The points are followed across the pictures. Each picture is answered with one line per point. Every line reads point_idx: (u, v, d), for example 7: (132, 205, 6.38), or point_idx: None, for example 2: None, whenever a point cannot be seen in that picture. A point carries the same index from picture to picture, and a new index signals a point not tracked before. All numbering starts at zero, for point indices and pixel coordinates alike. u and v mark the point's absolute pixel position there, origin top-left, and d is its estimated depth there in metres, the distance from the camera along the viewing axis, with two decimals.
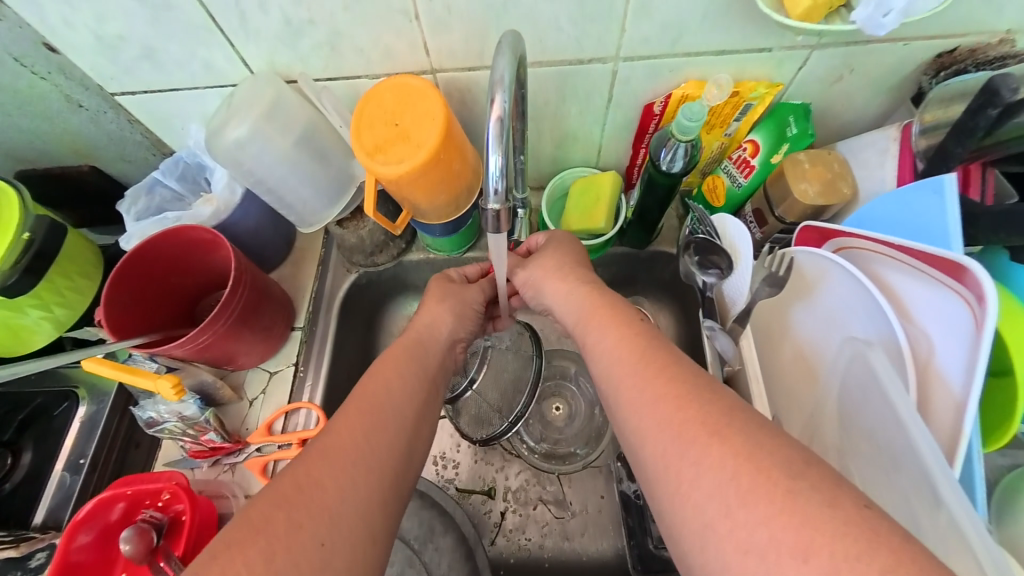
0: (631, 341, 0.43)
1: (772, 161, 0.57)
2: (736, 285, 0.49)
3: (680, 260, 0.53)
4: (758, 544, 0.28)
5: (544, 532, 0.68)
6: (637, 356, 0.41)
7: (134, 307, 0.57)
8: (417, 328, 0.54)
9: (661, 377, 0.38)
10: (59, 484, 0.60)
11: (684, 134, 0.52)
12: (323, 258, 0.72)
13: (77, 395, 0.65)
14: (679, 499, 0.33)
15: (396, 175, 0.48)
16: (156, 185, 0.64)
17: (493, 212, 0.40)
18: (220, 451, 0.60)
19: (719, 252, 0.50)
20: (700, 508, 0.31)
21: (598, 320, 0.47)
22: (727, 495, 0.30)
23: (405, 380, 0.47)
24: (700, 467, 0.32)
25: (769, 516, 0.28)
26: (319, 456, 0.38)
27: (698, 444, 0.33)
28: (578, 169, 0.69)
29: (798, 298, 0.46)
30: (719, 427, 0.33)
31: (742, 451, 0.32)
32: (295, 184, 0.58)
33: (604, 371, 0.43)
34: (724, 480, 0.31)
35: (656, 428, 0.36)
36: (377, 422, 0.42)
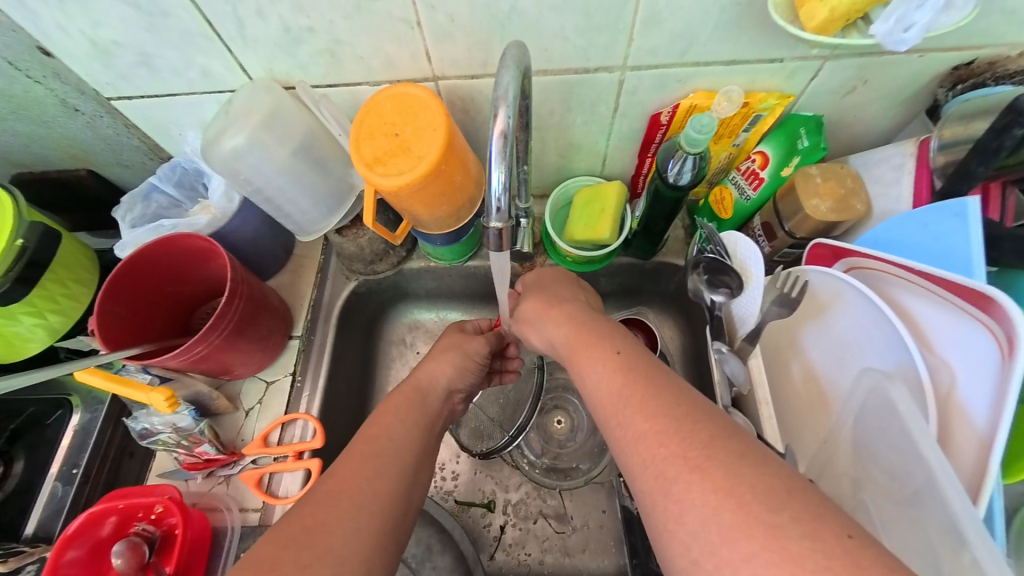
0: (615, 371, 0.42)
1: (783, 174, 0.55)
2: (746, 305, 0.47)
3: (687, 278, 0.50)
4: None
5: (544, 547, 0.66)
6: (623, 384, 0.40)
7: (129, 319, 0.55)
8: (419, 375, 0.55)
9: (646, 405, 0.37)
10: (50, 495, 0.59)
11: (693, 146, 0.51)
12: (323, 266, 0.71)
13: (71, 403, 0.64)
14: (669, 537, 0.32)
15: (396, 187, 0.47)
16: (152, 191, 0.63)
17: (496, 231, 0.39)
18: (214, 463, 0.59)
19: (730, 273, 0.47)
20: (686, 546, 0.31)
21: (582, 351, 0.47)
22: (712, 533, 0.30)
23: (407, 425, 0.49)
24: (689, 505, 0.31)
25: (753, 552, 0.28)
26: (324, 499, 0.39)
27: (680, 482, 0.32)
28: (582, 179, 0.68)
29: (812, 320, 0.46)
30: (696, 459, 0.32)
31: (721, 485, 0.31)
32: (293, 195, 0.57)
33: (597, 397, 0.42)
34: (706, 516, 0.30)
35: (642, 464, 0.35)
36: (379, 466, 0.44)
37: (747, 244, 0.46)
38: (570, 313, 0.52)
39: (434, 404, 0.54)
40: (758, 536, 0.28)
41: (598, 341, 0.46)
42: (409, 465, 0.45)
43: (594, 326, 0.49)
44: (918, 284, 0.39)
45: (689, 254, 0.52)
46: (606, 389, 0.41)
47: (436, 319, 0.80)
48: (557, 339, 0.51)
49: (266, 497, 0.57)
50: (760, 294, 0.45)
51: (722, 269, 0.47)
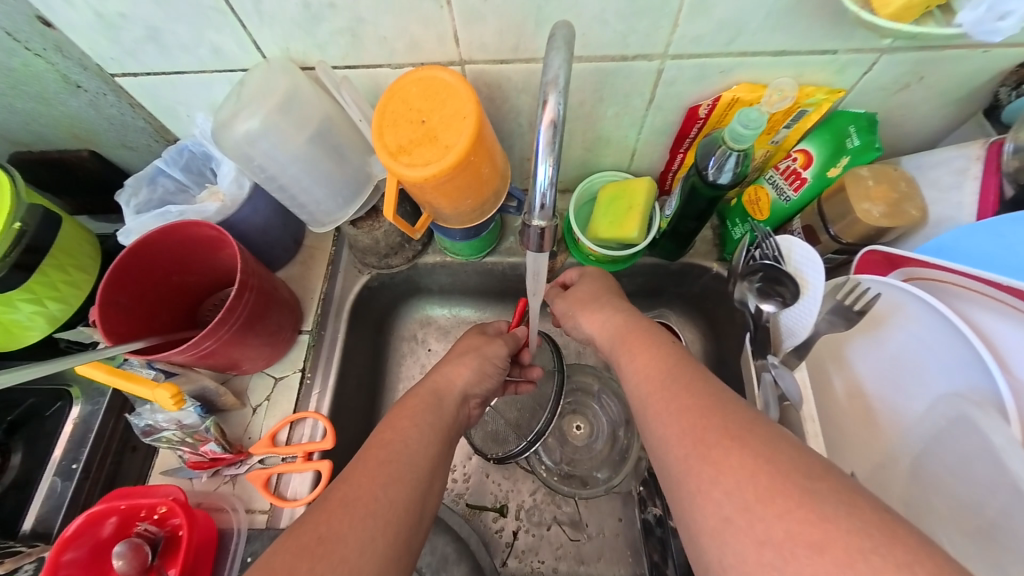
0: (659, 367, 0.42)
1: (828, 175, 0.52)
2: (799, 315, 0.44)
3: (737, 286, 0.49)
4: (771, 537, 0.28)
5: (558, 555, 0.64)
6: (664, 376, 0.41)
7: (133, 310, 0.53)
8: (437, 378, 0.53)
9: (686, 393, 0.38)
10: (49, 490, 0.57)
11: (738, 143, 0.48)
12: (334, 258, 0.68)
13: (71, 395, 0.61)
14: (700, 500, 0.32)
15: (421, 179, 0.44)
16: (158, 175, 0.60)
17: (537, 230, 0.37)
18: (220, 462, 0.56)
19: (786, 282, 0.45)
20: (718, 505, 0.31)
21: (631, 346, 0.47)
22: (745, 499, 0.30)
23: (423, 430, 0.46)
24: (724, 480, 0.32)
25: (785, 515, 0.28)
26: (339, 505, 0.37)
27: (717, 449, 0.33)
28: (608, 174, 0.65)
29: (862, 333, 0.45)
30: (729, 431, 0.34)
31: (762, 457, 0.31)
32: (309, 184, 0.54)
33: (641, 397, 0.42)
34: (742, 479, 0.31)
35: (680, 439, 0.36)
36: (403, 469, 0.42)
37: (801, 245, 0.43)
38: (616, 311, 0.53)
39: (451, 407, 0.51)
40: (782, 495, 0.29)
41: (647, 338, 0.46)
42: (422, 475, 0.43)
43: (639, 326, 0.49)
44: (984, 295, 0.38)
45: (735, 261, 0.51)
46: (648, 371, 0.42)
47: (448, 316, 0.77)
48: (608, 327, 0.53)
49: (273, 500, 0.55)
50: (818, 303, 0.42)
51: (776, 278, 0.46)
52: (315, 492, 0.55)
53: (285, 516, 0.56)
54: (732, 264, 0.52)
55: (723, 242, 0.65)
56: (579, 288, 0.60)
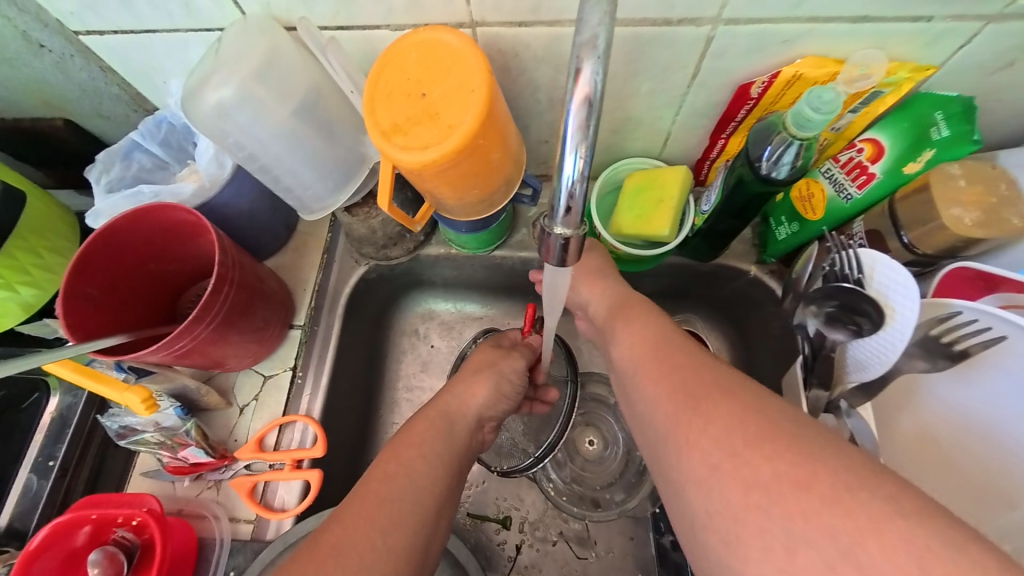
0: (667, 365, 0.39)
1: (903, 171, 0.44)
2: (879, 350, 0.42)
3: (805, 313, 0.47)
4: (765, 487, 0.28)
5: (563, 572, 0.60)
6: (676, 359, 0.39)
7: (104, 303, 0.47)
8: (448, 400, 0.49)
9: (687, 366, 0.38)
10: (24, 488, 0.53)
11: (802, 129, 0.40)
12: (328, 247, 0.62)
13: (48, 385, 0.57)
14: (687, 452, 0.33)
15: (419, 165, 0.37)
16: (134, 149, 0.54)
17: (559, 241, 0.30)
18: (202, 467, 0.52)
19: (866, 313, 0.42)
20: (706, 453, 0.32)
21: (625, 318, 0.47)
22: (742, 472, 0.29)
23: (431, 461, 0.43)
24: (724, 443, 0.31)
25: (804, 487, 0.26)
26: (333, 553, 0.34)
27: (709, 400, 0.34)
28: (636, 161, 0.57)
29: (951, 374, 0.42)
30: (718, 389, 0.34)
31: (757, 421, 0.31)
32: (295, 165, 0.47)
33: (650, 394, 0.38)
34: (740, 437, 0.31)
35: (677, 401, 0.36)
36: (394, 513, 0.38)
37: (898, 269, 0.40)
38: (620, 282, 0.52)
39: (463, 434, 0.48)
40: (777, 456, 0.29)
41: (643, 309, 0.47)
42: (415, 511, 0.39)
43: (640, 301, 0.49)
44: None
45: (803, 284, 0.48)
46: (660, 351, 0.40)
47: (452, 312, 0.71)
48: (609, 301, 0.51)
49: (260, 510, 0.51)
50: (908, 335, 0.40)
51: (857, 307, 0.43)
52: (303, 503, 0.51)
53: (270, 527, 0.51)
54: (795, 279, 0.50)
55: (763, 242, 0.58)
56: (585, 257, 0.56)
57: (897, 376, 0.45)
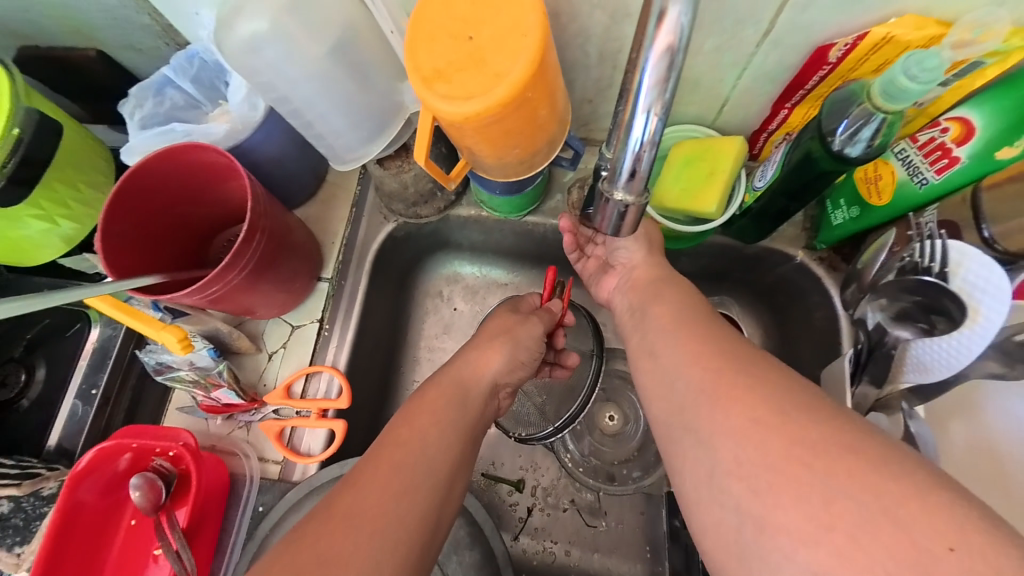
0: (700, 343, 0.37)
1: (993, 154, 0.39)
2: (949, 355, 0.41)
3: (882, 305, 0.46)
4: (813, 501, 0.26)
5: (571, 538, 0.62)
6: (710, 347, 0.37)
7: (137, 242, 0.47)
8: (462, 367, 0.49)
9: (720, 343, 0.37)
10: (70, 413, 0.57)
11: (891, 100, 0.35)
12: (358, 201, 0.62)
13: (88, 318, 0.60)
14: (714, 445, 0.31)
15: (461, 117, 0.35)
16: (166, 85, 0.52)
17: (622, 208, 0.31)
18: (234, 408, 0.54)
19: (947, 312, 0.42)
20: (733, 449, 0.30)
21: (654, 298, 0.46)
22: (785, 467, 0.28)
23: (443, 430, 0.43)
24: (756, 426, 0.30)
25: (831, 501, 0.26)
26: (346, 518, 0.35)
27: (733, 384, 0.33)
28: (688, 128, 0.54)
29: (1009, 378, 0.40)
30: (743, 374, 0.33)
31: (797, 402, 0.30)
32: (329, 110, 0.45)
33: (676, 362, 0.37)
34: (775, 439, 0.29)
35: (705, 379, 0.34)
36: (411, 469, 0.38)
37: (990, 267, 0.39)
38: (658, 260, 0.50)
39: (477, 401, 0.48)
40: (821, 441, 0.27)
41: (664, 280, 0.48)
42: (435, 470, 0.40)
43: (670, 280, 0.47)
44: None
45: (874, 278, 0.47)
46: (691, 337, 0.38)
47: (477, 276, 0.70)
48: (644, 277, 0.49)
49: (286, 453, 0.53)
50: (989, 341, 0.39)
51: (936, 303, 0.42)
52: (328, 450, 0.53)
53: (297, 470, 0.53)
54: (862, 270, 0.49)
55: (817, 226, 0.55)
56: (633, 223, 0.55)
57: (958, 380, 0.42)
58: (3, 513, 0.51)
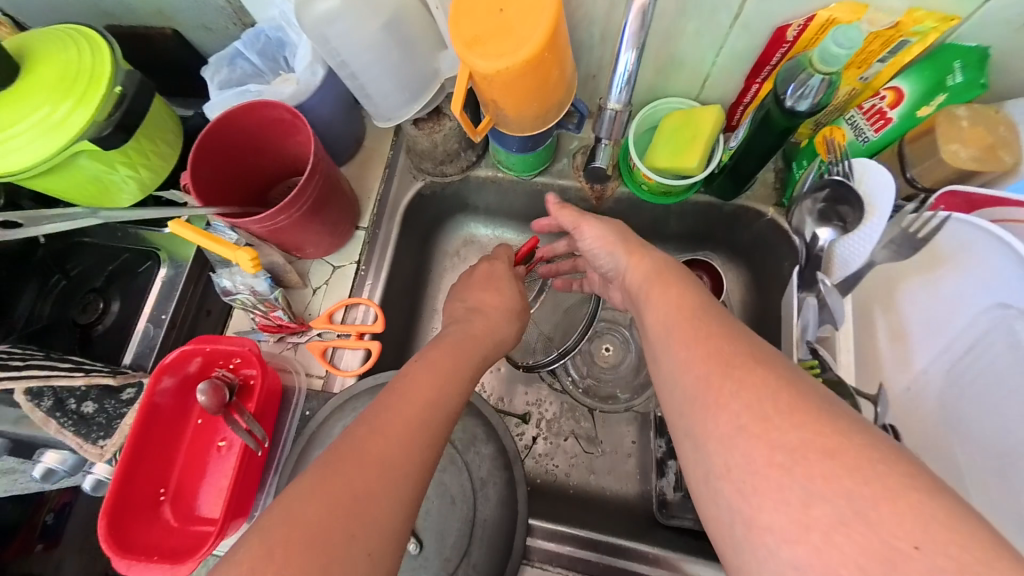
0: (701, 337, 0.40)
1: (918, 114, 0.50)
2: (857, 244, 0.51)
3: (805, 206, 0.56)
4: (785, 442, 0.32)
5: (571, 462, 0.71)
6: (715, 343, 0.40)
7: (213, 181, 0.57)
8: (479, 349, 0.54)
9: (714, 339, 0.40)
10: (143, 334, 0.66)
11: (828, 65, 0.45)
12: (391, 162, 0.72)
13: (158, 257, 0.69)
14: (713, 414, 0.36)
15: (492, 71, 0.44)
16: (238, 56, 0.62)
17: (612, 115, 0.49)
18: (285, 329, 0.64)
19: (852, 205, 0.52)
20: (733, 417, 0.35)
21: (660, 294, 0.48)
22: (767, 421, 0.34)
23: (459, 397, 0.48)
24: (743, 436, 0.34)
25: (796, 432, 0.32)
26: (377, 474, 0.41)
27: (741, 370, 0.37)
28: (674, 101, 0.63)
29: (922, 276, 0.52)
30: (729, 382, 0.36)
31: (783, 398, 0.34)
32: (379, 76, 0.56)
33: (681, 362, 0.40)
34: (766, 397, 0.34)
35: (698, 385, 0.38)
36: (423, 445, 0.41)
37: (882, 171, 0.49)
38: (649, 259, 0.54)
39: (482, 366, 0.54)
40: (799, 450, 0.32)
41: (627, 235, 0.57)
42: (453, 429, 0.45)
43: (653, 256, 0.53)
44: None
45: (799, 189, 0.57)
46: (697, 333, 0.41)
47: (491, 236, 0.81)
48: (644, 272, 0.52)
49: (329, 367, 0.62)
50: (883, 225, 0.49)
51: (845, 200, 0.52)
52: (366, 365, 0.62)
53: (338, 382, 0.63)
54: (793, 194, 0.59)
55: (785, 186, 0.65)
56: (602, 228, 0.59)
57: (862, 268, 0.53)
58: (88, 413, 0.60)
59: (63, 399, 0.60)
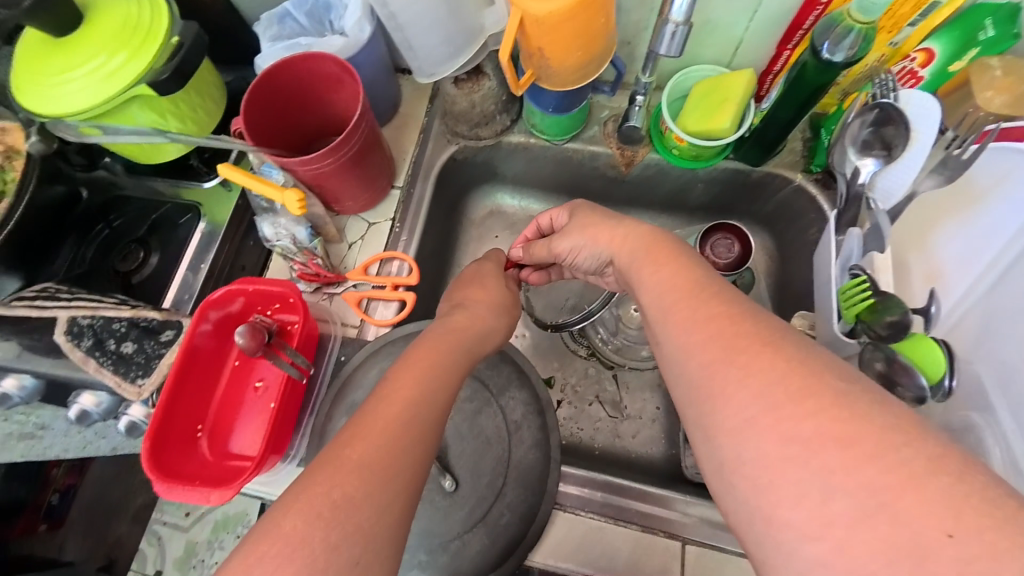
0: (702, 321, 0.37)
1: (948, 70, 0.52)
2: (902, 173, 0.49)
3: (848, 132, 0.52)
4: (801, 434, 0.29)
5: (596, 427, 0.71)
6: (715, 325, 0.37)
7: (262, 126, 0.60)
8: (455, 332, 0.51)
9: (716, 321, 0.36)
10: (182, 281, 0.68)
11: (865, 15, 0.47)
12: (426, 127, 0.74)
13: (199, 211, 0.72)
14: (722, 403, 0.33)
15: (544, 13, 0.46)
16: (287, 16, 0.65)
17: (674, 30, 0.48)
18: (322, 278, 0.65)
19: (899, 130, 0.49)
20: (742, 407, 0.32)
21: (650, 269, 0.45)
22: (782, 407, 0.31)
23: (437, 376, 0.45)
24: (752, 425, 0.31)
25: (815, 411, 0.30)
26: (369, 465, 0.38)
27: (748, 352, 0.34)
28: (705, 68, 0.65)
29: (958, 219, 0.53)
30: (731, 370, 0.34)
31: (794, 381, 0.31)
32: (426, 31, 0.59)
33: (683, 350, 0.37)
34: (774, 380, 0.32)
35: (700, 373, 0.35)
36: (409, 444, 0.39)
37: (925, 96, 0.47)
38: (632, 232, 0.51)
39: (469, 341, 0.51)
40: (815, 438, 0.29)
41: (607, 214, 0.55)
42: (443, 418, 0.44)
43: (638, 230, 0.50)
44: None
45: (841, 121, 0.53)
46: (696, 316, 0.38)
47: (516, 207, 0.83)
48: (631, 249, 0.49)
49: (364, 316, 0.64)
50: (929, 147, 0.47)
51: (892, 125, 0.49)
52: (401, 314, 0.63)
53: (372, 331, 0.64)
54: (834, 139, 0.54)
55: (812, 153, 0.66)
56: (584, 211, 0.58)
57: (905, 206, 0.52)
58: (128, 353, 0.62)
59: (102, 340, 0.62)
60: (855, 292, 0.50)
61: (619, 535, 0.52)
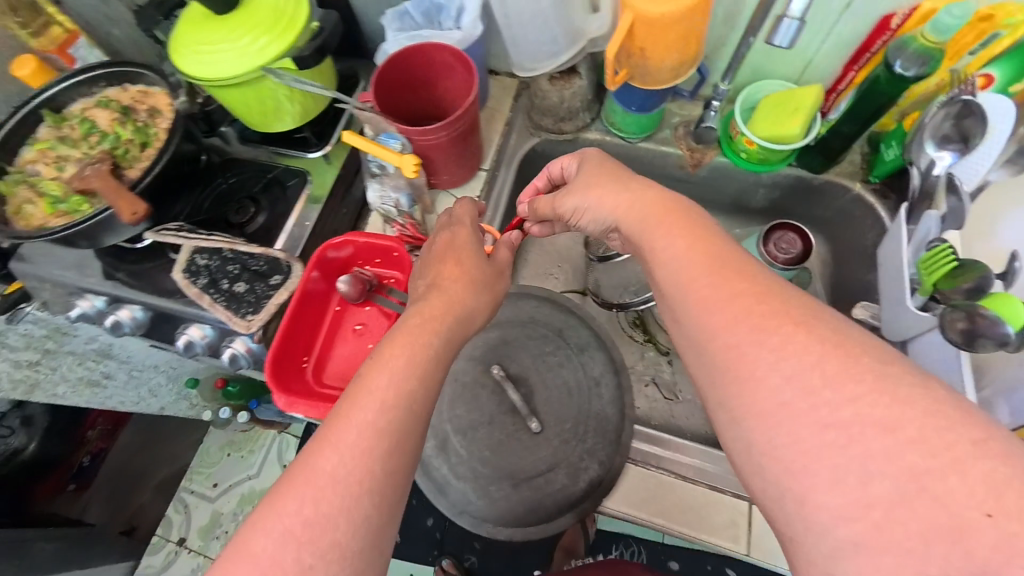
0: (729, 304, 0.39)
1: (1010, 91, 0.58)
2: (977, 163, 0.56)
3: (928, 123, 0.57)
4: (842, 418, 0.33)
5: (651, 407, 0.75)
6: (742, 307, 0.39)
7: (382, 98, 0.69)
8: (440, 304, 0.51)
9: (745, 299, 0.39)
10: (290, 234, 0.76)
11: (941, 35, 0.54)
12: (510, 121, 0.82)
13: (306, 177, 0.80)
14: (755, 388, 0.36)
15: (657, 15, 0.54)
16: (408, 12, 0.74)
17: (789, 23, 0.51)
18: (416, 240, 0.73)
19: (976, 125, 0.55)
20: (777, 390, 0.35)
21: (660, 242, 0.46)
22: (814, 389, 0.34)
23: (412, 360, 0.46)
24: (787, 409, 0.35)
25: (858, 394, 0.33)
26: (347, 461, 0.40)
27: (783, 331, 0.37)
28: (774, 83, 0.73)
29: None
30: (763, 352, 0.36)
31: (830, 364, 0.34)
32: (533, 30, 0.67)
33: (710, 330, 0.39)
34: (810, 362, 0.35)
35: (725, 352, 0.38)
36: (382, 441, 0.41)
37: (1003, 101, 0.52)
38: (636, 198, 0.50)
39: (450, 313, 0.51)
40: (855, 424, 0.32)
41: (616, 176, 0.55)
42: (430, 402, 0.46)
43: (646, 195, 0.51)
44: None
45: (920, 118, 0.58)
46: (721, 297, 0.40)
47: None
48: (636, 216, 0.49)
49: None
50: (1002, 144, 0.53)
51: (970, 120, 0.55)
52: None
53: None
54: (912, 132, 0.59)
55: (871, 166, 0.72)
56: (589, 172, 0.57)
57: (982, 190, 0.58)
58: (239, 292, 0.68)
59: (217, 279, 0.69)
60: (937, 261, 0.53)
61: (687, 490, 0.58)
